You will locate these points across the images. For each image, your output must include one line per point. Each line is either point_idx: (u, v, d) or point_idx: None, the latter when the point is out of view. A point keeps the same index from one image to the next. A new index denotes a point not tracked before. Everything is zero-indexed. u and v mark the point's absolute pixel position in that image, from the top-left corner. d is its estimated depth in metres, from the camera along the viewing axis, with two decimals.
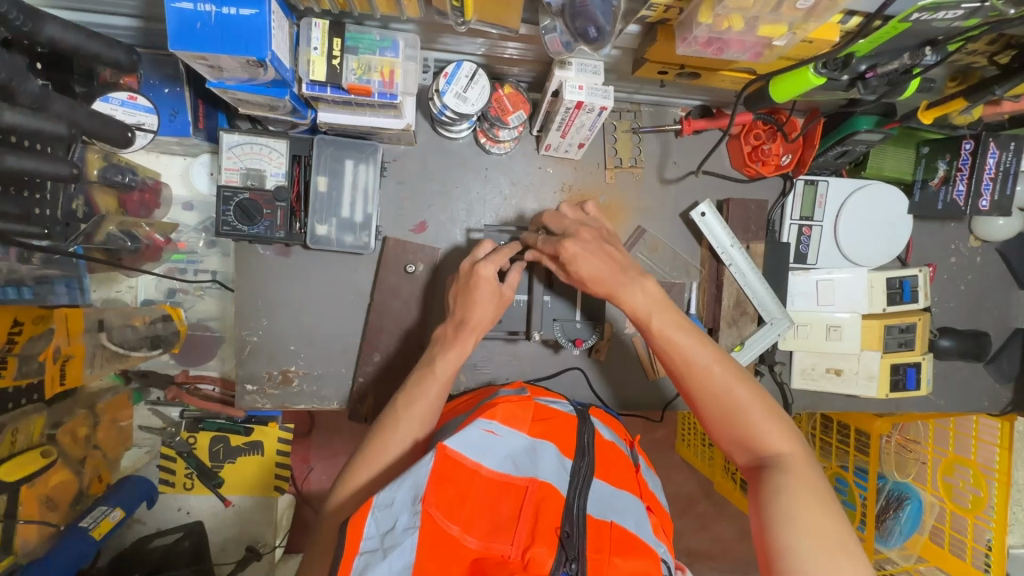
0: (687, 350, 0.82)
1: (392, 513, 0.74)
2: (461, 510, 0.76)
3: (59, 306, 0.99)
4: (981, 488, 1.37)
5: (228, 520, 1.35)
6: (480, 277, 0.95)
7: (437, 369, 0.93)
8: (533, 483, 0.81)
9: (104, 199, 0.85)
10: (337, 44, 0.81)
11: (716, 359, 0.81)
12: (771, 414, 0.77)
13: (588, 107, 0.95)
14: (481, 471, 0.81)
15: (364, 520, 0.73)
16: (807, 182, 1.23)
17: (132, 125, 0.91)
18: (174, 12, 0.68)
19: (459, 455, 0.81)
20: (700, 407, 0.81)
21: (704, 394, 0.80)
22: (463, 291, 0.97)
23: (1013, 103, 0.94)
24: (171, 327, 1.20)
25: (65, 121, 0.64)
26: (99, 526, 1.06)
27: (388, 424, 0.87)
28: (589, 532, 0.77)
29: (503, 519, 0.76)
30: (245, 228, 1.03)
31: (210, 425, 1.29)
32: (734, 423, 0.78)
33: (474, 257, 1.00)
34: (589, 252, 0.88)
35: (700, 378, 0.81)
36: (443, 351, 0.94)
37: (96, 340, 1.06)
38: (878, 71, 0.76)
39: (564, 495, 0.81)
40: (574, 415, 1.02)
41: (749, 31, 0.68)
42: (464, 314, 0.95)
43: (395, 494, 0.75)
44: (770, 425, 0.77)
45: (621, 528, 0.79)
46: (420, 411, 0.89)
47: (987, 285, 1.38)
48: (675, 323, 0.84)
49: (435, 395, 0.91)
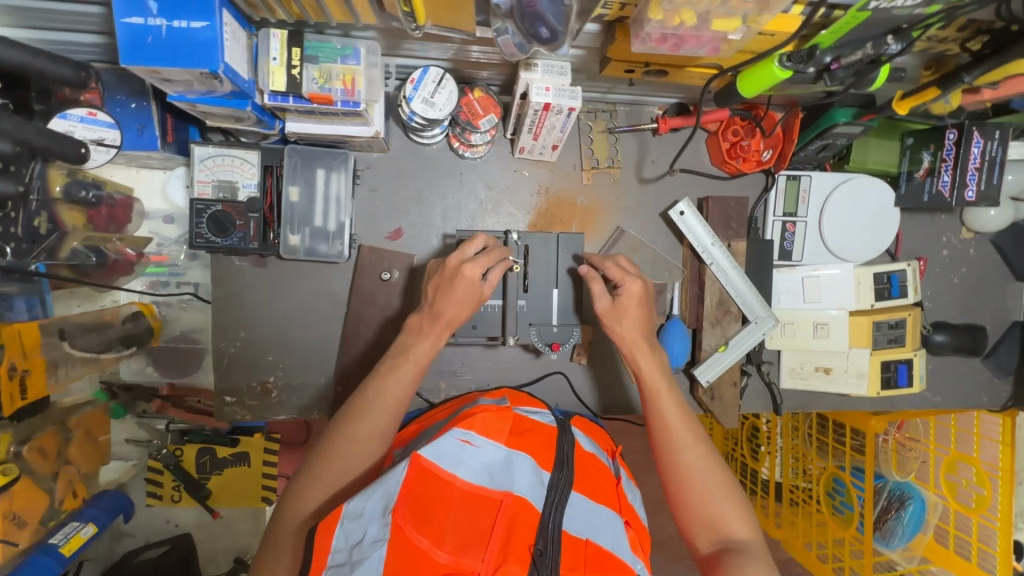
0: (678, 425, 0.87)
1: (362, 524, 0.71)
2: (432, 522, 0.72)
3: (14, 321, 0.84)
4: (984, 487, 1.26)
5: (217, 531, 1.37)
6: (462, 275, 0.92)
7: (410, 358, 0.90)
8: (507, 498, 0.76)
9: (71, 215, 0.84)
10: (295, 54, 0.81)
11: (691, 432, 0.87)
12: (741, 504, 0.82)
13: (557, 108, 0.94)
14: (456, 483, 0.77)
15: (333, 531, 0.71)
16: (790, 177, 1.21)
17: (93, 141, 0.81)
18: (124, 27, 0.68)
19: (434, 466, 0.77)
20: (676, 484, 0.84)
21: (685, 471, 0.84)
22: (443, 286, 0.93)
23: (991, 91, 0.90)
24: (143, 326, 1.12)
25: (12, 140, 0.66)
26: (70, 543, 1.00)
27: (356, 415, 0.85)
28: (565, 551, 0.73)
29: (474, 535, 0.72)
30: (219, 240, 1.02)
31: (195, 437, 1.29)
32: (708, 504, 0.81)
33: (462, 254, 0.95)
34: (636, 306, 0.94)
35: (684, 454, 0.85)
36: (415, 342, 0.92)
37: (59, 351, 0.92)
38: (844, 62, 0.74)
39: (540, 511, 0.77)
40: (555, 426, 0.95)
41: (703, 25, 0.67)
42: (439, 308, 0.93)
43: (366, 503, 0.73)
44: (740, 514, 0.81)
45: (596, 546, 0.76)
46: (391, 399, 0.87)
47: (982, 277, 1.34)
48: (672, 400, 0.90)
49: (405, 384, 0.88)
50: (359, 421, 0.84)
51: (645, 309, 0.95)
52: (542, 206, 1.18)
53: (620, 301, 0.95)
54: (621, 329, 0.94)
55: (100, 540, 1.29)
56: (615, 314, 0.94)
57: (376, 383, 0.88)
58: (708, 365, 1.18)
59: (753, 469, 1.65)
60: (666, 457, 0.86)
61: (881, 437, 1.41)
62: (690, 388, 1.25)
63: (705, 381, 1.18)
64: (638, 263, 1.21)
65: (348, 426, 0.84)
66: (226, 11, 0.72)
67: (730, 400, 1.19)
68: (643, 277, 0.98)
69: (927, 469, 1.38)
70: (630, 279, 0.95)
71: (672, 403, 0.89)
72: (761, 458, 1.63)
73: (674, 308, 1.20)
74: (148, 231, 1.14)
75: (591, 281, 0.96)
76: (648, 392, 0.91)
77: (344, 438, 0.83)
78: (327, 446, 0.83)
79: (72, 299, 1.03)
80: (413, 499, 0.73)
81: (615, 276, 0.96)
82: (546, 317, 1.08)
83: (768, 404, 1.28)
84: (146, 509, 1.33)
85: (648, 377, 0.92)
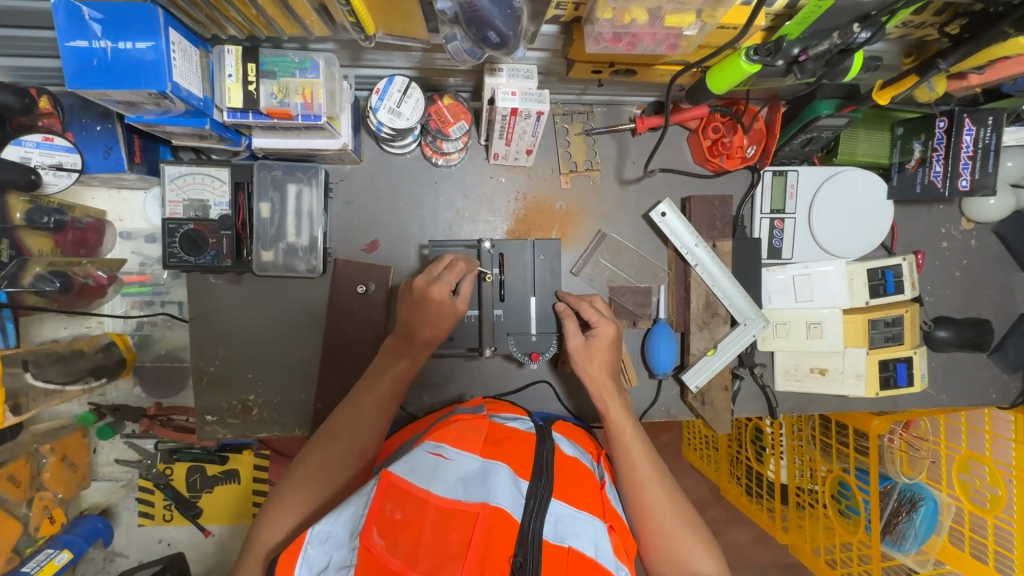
0: (643, 463, 0.89)
1: (329, 549, 0.62)
2: (402, 541, 0.61)
3: None
4: (998, 487, 1.19)
5: (209, 550, 1.32)
6: (431, 297, 0.91)
7: (383, 376, 0.90)
8: (485, 509, 0.64)
9: (36, 240, 0.89)
10: (251, 70, 0.80)
11: (655, 469, 0.89)
12: (706, 540, 0.83)
13: (525, 112, 0.91)
14: (431, 500, 0.65)
15: (295, 561, 0.61)
16: (775, 173, 1.17)
17: (51, 166, 0.88)
18: (69, 51, 0.69)
19: (405, 482, 0.67)
20: (643, 523, 0.85)
21: (651, 508, 0.85)
22: (414, 305, 0.92)
23: (978, 76, 0.86)
24: (114, 357, 1.08)
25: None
26: (45, 568, 1.01)
27: (330, 434, 0.84)
28: (547, 559, 0.63)
29: (449, 551, 0.60)
30: (193, 259, 1.02)
31: (185, 455, 1.27)
32: (673, 542, 0.82)
33: (429, 275, 0.95)
34: (605, 345, 0.99)
35: (650, 492, 0.86)
36: (392, 361, 0.91)
37: (21, 382, 0.89)
38: (810, 53, 0.72)
39: (519, 520, 0.65)
40: (534, 433, 0.85)
41: (656, 22, 0.67)
42: (412, 326, 0.92)
43: (333, 526, 0.64)
44: (705, 551, 0.82)
45: (581, 554, 0.65)
46: (365, 418, 0.86)
47: (985, 269, 1.29)
48: (637, 439, 0.92)
49: (382, 404, 0.88)
50: (334, 442, 0.83)
51: (615, 352, 1.00)
52: (521, 213, 1.15)
53: (592, 342, 0.99)
54: (591, 369, 0.98)
55: (94, 559, 1.29)
56: (586, 354, 0.98)
57: (351, 403, 0.87)
58: (696, 370, 1.15)
59: (757, 472, 1.51)
60: (632, 495, 0.87)
61: (887, 436, 1.34)
62: (680, 394, 1.21)
63: (694, 387, 1.14)
64: (623, 267, 1.18)
65: (323, 448, 0.82)
66: (173, 29, 0.71)
67: (721, 404, 1.15)
68: (618, 322, 1.03)
69: (938, 469, 1.31)
70: (604, 322, 1.00)
71: (638, 440, 0.91)
72: (765, 459, 1.48)
73: (661, 311, 1.17)
74: (131, 252, 1.10)
75: (567, 318, 1.02)
76: (613, 431, 0.93)
77: (318, 460, 0.81)
78: (300, 469, 0.80)
79: (58, 320, 1.08)
80: (383, 521, 0.63)
81: (591, 318, 1.01)
82: (525, 327, 1.07)
83: (765, 407, 1.24)
84: (139, 529, 1.30)
85: (613, 416, 0.94)
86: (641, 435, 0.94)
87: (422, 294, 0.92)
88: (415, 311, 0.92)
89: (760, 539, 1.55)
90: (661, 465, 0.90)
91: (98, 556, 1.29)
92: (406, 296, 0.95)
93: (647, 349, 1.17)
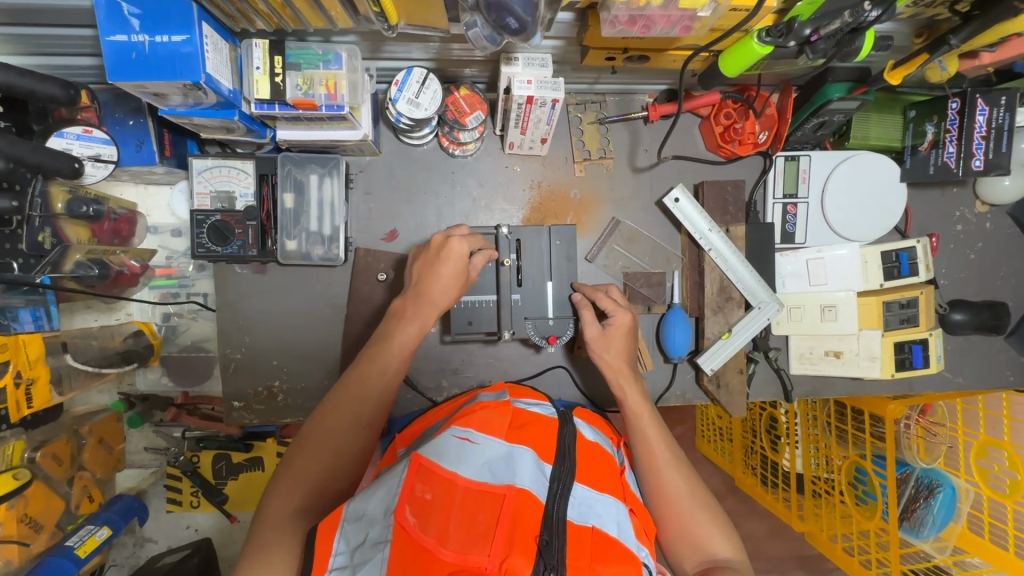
0: (661, 449, 0.90)
1: (363, 526, 0.62)
2: (433, 520, 0.62)
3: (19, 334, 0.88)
4: (1018, 471, 1.17)
5: (235, 535, 1.36)
6: (450, 250, 0.93)
7: (392, 345, 0.89)
8: (512, 491, 0.65)
9: (74, 230, 0.92)
10: (278, 62, 0.84)
11: (673, 456, 0.90)
12: (723, 523, 0.84)
13: (540, 100, 0.93)
14: (459, 483, 0.66)
15: (333, 533, 0.63)
16: (788, 158, 1.18)
17: (90, 156, 0.92)
18: (109, 45, 0.72)
19: (434, 464, 0.67)
20: (660, 505, 0.86)
21: (668, 494, 0.86)
22: (430, 264, 0.94)
23: (991, 54, 0.87)
24: (143, 342, 1.10)
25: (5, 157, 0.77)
26: (86, 544, 1.05)
27: (338, 403, 0.83)
28: (572, 543, 0.62)
29: (477, 529, 0.61)
30: (220, 249, 1.05)
31: (210, 443, 1.30)
32: (691, 524, 0.83)
33: (449, 233, 0.97)
34: (620, 331, 1.00)
35: (667, 478, 0.87)
36: (399, 326, 0.90)
37: (61, 362, 0.95)
38: (823, 33, 0.72)
39: (544, 502, 0.66)
40: (556, 418, 0.84)
41: (670, 5, 0.69)
42: (426, 288, 0.92)
43: (368, 504, 0.64)
44: (722, 533, 0.83)
45: (605, 534, 0.65)
46: (373, 387, 0.85)
47: (1001, 252, 1.29)
48: (653, 425, 0.93)
49: (389, 373, 0.87)
50: (341, 414, 0.81)
51: (632, 342, 1.01)
52: (535, 201, 1.17)
53: (609, 330, 1.01)
54: (608, 358, 0.99)
55: (125, 544, 1.33)
56: (603, 343, 1.00)
57: (358, 374, 0.86)
58: (711, 353, 1.16)
59: (773, 462, 1.51)
60: (650, 479, 0.88)
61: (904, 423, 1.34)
62: (695, 378, 1.23)
63: (709, 370, 1.16)
64: (637, 254, 1.20)
65: (332, 416, 0.81)
66: (205, 23, 0.75)
67: (737, 388, 1.16)
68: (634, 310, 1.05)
69: (956, 454, 1.31)
70: (620, 311, 1.02)
71: (656, 427, 0.93)
72: (780, 448, 1.48)
73: (675, 296, 1.19)
74: (158, 245, 1.14)
75: (583, 308, 1.04)
76: (631, 417, 0.94)
77: (327, 431, 0.79)
78: (309, 440, 0.79)
79: (88, 313, 1.12)
80: (414, 500, 0.63)
81: (607, 307, 1.03)
82: (542, 311, 1.10)
83: (779, 391, 1.25)
84: (167, 516, 1.34)
85: (630, 402, 0.95)
86: (660, 422, 0.95)
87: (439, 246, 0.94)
88: (426, 271, 0.94)
89: (776, 531, 1.54)
90: (679, 452, 0.91)
91: (129, 541, 1.33)
92: (424, 254, 0.96)
93: (661, 334, 1.18)
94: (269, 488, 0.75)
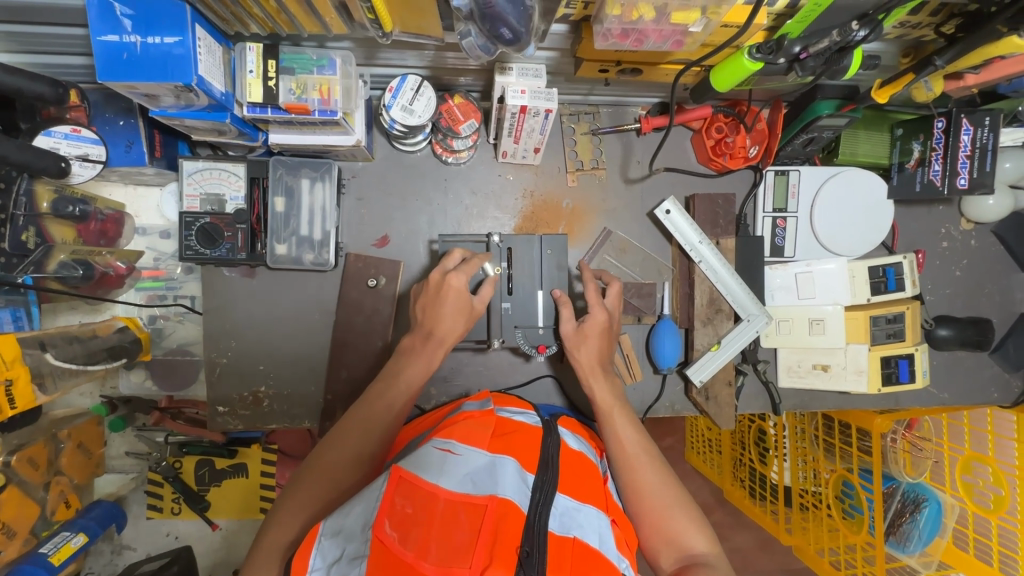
0: (636, 443, 0.90)
1: (341, 541, 0.61)
2: (413, 534, 0.60)
3: None
4: (1002, 487, 1.17)
5: (216, 544, 1.32)
6: (449, 287, 0.95)
7: (403, 382, 0.91)
8: (493, 501, 0.63)
9: (60, 229, 0.91)
10: (271, 66, 0.84)
11: (646, 449, 0.89)
12: (698, 517, 0.82)
13: (534, 110, 0.93)
14: (440, 494, 0.64)
15: (310, 551, 0.61)
16: (778, 173, 1.19)
17: (77, 156, 0.91)
18: (100, 45, 0.72)
19: (415, 477, 0.66)
20: (637, 500, 0.84)
21: (644, 487, 0.85)
22: (431, 303, 0.95)
23: (975, 75, 0.88)
24: (130, 337, 1.08)
25: None
26: (60, 551, 1.03)
27: (340, 436, 0.84)
28: (552, 555, 0.61)
29: (458, 543, 0.59)
30: (208, 252, 1.04)
31: (193, 449, 1.26)
32: (666, 519, 0.82)
33: (444, 268, 0.98)
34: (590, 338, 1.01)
35: (643, 471, 0.86)
36: (408, 364, 0.93)
37: (39, 360, 0.90)
38: (812, 51, 0.74)
39: (527, 513, 0.64)
40: (540, 427, 0.84)
41: (663, 18, 0.71)
42: (432, 327, 0.95)
43: (345, 519, 0.63)
44: (697, 529, 0.81)
45: (587, 544, 0.64)
46: (375, 421, 0.86)
47: (985, 268, 1.31)
48: (629, 420, 0.93)
49: (396, 407, 0.89)
50: (345, 444, 0.83)
51: (609, 335, 1.04)
52: (527, 210, 1.18)
53: (585, 326, 1.03)
54: (586, 352, 1.01)
55: (102, 552, 1.29)
56: (582, 337, 1.02)
57: (365, 405, 0.88)
58: (700, 365, 1.17)
59: (760, 474, 1.48)
60: (626, 474, 0.87)
61: (890, 436, 1.31)
62: (684, 389, 1.23)
63: (698, 382, 1.16)
64: (628, 265, 1.20)
65: (334, 449, 0.82)
66: (199, 25, 0.75)
67: (725, 399, 1.17)
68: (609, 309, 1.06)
69: (941, 470, 1.29)
70: (598, 307, 1.03)
71: (634, 424, 0.93)
72: (768, 460, 1.45)
73: (665, 307, 1.19)
74: (146, 247, 1.13)
75: (563, 305, 1.04)
76: (607, 413, 0.94)
77: (331, 461, 0.81)
78: (312, 468, 0.80)
79: (73, 313, 1.11)
80: (395, 514, 0.62)
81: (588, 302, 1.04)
82: (532, 320, 1.08)
83: (767, 404, 1.26)
84: (146, 523, 1.30)
85: (607, 399, 0.96)
86: (640, 421, 0.95)
87: (446, 289, 0.94)
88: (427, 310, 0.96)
89: (763, 544, 1.55)
90: (655, 448, 0.90)
91: (106, 548, 1.29)
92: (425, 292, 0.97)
93: (651, 345, 1.19)
94: (269, 518, 0.77)
